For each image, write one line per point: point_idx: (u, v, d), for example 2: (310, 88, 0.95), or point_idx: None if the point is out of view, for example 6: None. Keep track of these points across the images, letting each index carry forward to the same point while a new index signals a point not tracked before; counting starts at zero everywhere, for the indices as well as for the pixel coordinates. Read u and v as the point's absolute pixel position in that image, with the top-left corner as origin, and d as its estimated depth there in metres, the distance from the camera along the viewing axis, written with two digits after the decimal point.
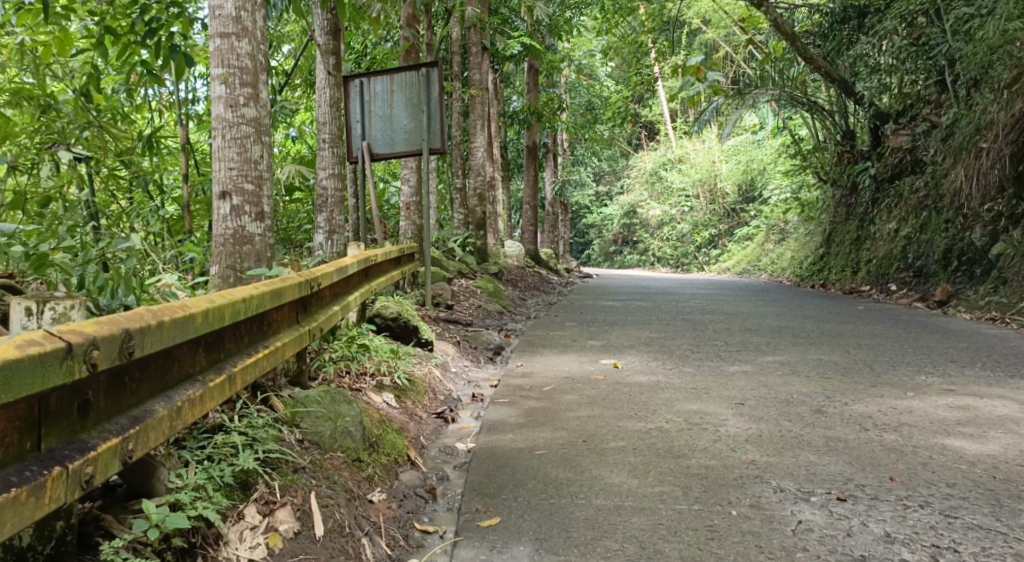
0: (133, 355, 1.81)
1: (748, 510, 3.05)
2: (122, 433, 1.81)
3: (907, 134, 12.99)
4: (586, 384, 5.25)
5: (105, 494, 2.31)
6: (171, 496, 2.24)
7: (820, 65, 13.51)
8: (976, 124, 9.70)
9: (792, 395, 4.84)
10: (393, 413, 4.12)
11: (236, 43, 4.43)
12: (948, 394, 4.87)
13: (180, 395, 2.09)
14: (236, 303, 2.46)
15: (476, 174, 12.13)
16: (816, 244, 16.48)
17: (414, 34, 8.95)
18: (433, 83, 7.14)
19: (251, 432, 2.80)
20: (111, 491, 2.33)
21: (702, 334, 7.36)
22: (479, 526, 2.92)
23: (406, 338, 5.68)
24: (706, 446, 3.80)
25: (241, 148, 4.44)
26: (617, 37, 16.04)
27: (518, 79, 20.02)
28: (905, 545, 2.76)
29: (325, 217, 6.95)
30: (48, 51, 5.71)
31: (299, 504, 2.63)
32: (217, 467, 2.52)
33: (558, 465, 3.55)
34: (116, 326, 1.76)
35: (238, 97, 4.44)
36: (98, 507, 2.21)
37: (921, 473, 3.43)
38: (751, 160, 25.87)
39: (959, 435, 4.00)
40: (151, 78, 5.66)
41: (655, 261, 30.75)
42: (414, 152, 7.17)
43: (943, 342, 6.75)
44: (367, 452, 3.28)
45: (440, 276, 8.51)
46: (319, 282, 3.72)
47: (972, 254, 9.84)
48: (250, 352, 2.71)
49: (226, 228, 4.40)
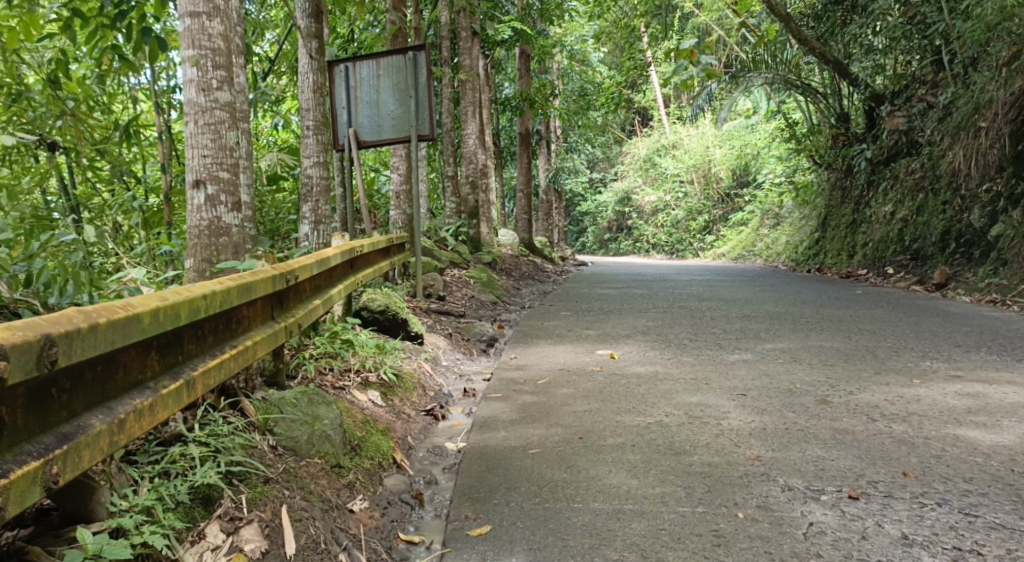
0: (55, 365, 1.62)
1: (755, 511, 2.85)
2: (44, 454, 1.63)
3: (903, 116, 12.51)
4: (581, 376, 5.05)
5: (39, 520, 2.15)
6: (112, 522, 2.06)
7: (816, 46, 13.04)
8: (975, 103, 9.54)
9: (795, 384, 4.63)
10: (378, 412, 3.91)
11: (207, 23, 4.16)
12: (957, 381, 4.68)
13: (124, 404, 1.90)
14: (196, 300, 2.25)
15: (468, 162, 11.88)
16: (811, 229, 16.28)
17: (401, 18, 8.63)
18: (421, 66, 6.88)
19: (212, 442, 2.62)
20: (44, 516, 2.16)
21: (700, 321, 7.17)
22: (467, 535, 2.72)
23: (393, 332, 5.47)
24: (708, 442, 3.59)
25: (215, 134, 4.19)
26: (609, 22, 15.73)
27: (509, 66, 19.70)
28: (925, 549, 2.57)
29: (311, 207, 6.70)
30: (13, 35, 5.40)
31: (267, 519, 2.43)
32: (169, 485, 2.34)
33: (553, 465, 3.35)
34: (33, 332, 1.57)
35: (211, 81, 4.21)
36: (27, 537, 2.04)
37: (936, 467, 3.23)
38: (745, 145, 25.64)
39: (971, 425, 3.80)
40: (124, 62, 5.39)
41: (650, 248, 30.51)
42: (402, 138, 6.91)
43: (947, 326, 6.55)
44: (348, 457, 3.07)
45: (431, 266, 8.28)
46: (297, 274, 3.49)
47: (971, 235, 9.63)
48: (215, 353, 2.50)
49: (201, 219, 4.15)
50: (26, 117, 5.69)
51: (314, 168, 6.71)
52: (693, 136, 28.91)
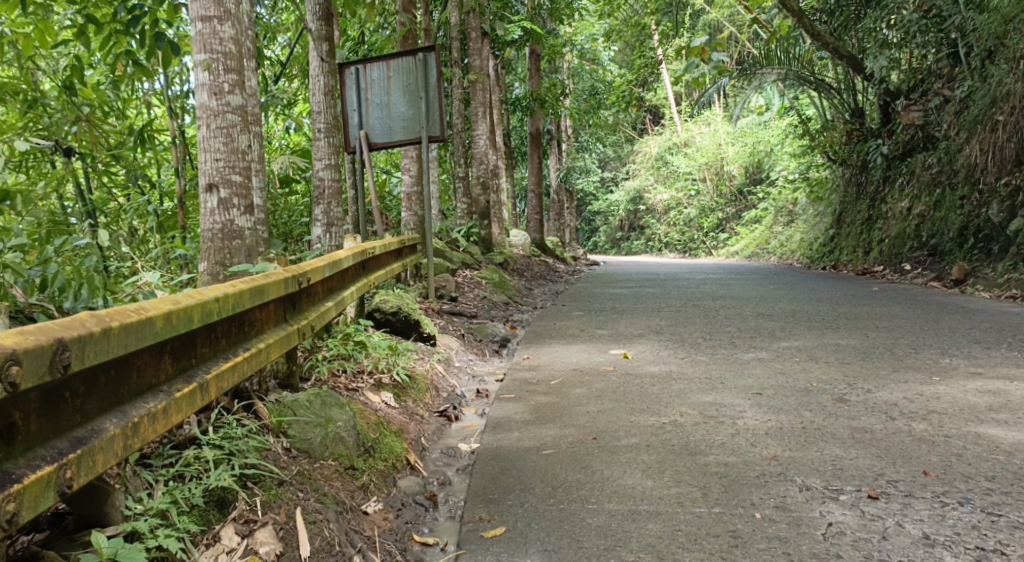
0: (69, 369, 1.62)
1: (773, 512, 2.82)
2: (58, 460, 1.63)
3: (919, 110, 12.44)
4: (595, 376, 5.02)
5: (55, 524, 2.15)
6: (127, 525, 2.06)
7: (829, 41, 12.90)
8: (992, 96, 9.52)
9: (811, 383, 4.59)
10: (391, 413, 3.91)
11: (218, 27, 4.15)
12: (976, 378, 4.62)
13: (138, 408, 1.90)
14: (208, 302, 2.24)
15: (479, 162, 11.84)
16: (826, 226, 16.17)
17: (411, 19, 8.61)
18: (432, 67, 6.87)
19: (227, 445, 2.62)
20: (60, 520, 2.16)
21: (715, 320, 7.12)
22: (482, 537, 2.70)
23: (405, 333, 5.45)
24: (724, 442, 3.56)
25: (227, 138, 4.20)
26: (620, 20, 15.68)
27: (520, 65, 19.67)
28: (947, 549, 2.53)
29: (323, 209, 6.67)
30: (29, 43, 5.41)
31: (282, 522, 2.43)
32: (184, 489, 2.35)
33: (567, 465, 3.33)
34: (44, 336, 1.57)
35: (222, 84, 4.19)
36: (43, 542, 2.04)
37: (957, 465, 3.19)
38: (758, 142, 25.52)
39: (993, 423, 3.75)
40: (138, 68, 5.39)
41: (662, 247, 30.36)
42: (414, 140, 6.91)
43: (966, 323, 6.48)
44: (361, 459, 3.07)
45: (443, 266, 8.26)
46: (309, 276, 3.48)
47: (990, 230, 9.49)
48: (228, 356, 2.49)
49: (214, 223, 4.16)
50: (43, 124, 5.73)
51: (326, 170, 6.69)
52: (706, 134, 28.82)
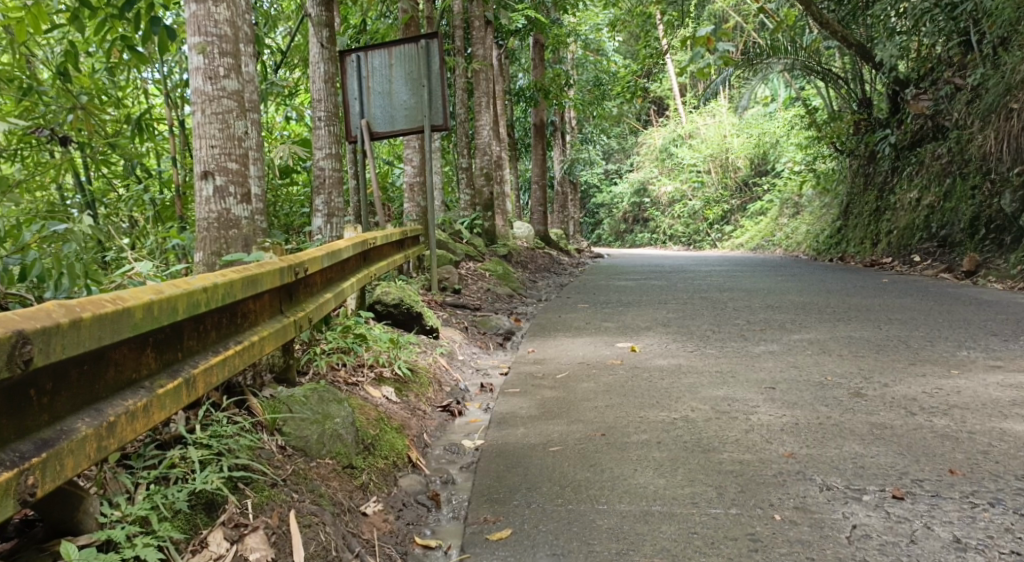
0: (30, 365, 1.48)
1: (793, 513, 2.67)
2: (19, 464, 1.49)
3: (929, 99, 12.32)
4: (602, 370, 4.89)
5: (22, 533, 2.02)
6: (102, 535, 1.94)
7: (839, 29, 12.65)
8: (1006, 84, 9.28)
9: (826, 377, 4.44)
10: (392, 408, 3.77)
11: (213, 9, 4.02)
12: (997, 371, 4.47)
13: (115, 406, 1.77)
14: (195, 292, 2.09)
15: (483, 152, 11.64)
16: (833, 217, 15.99)
17: (414, 6, 8.43)
18: (434, 54, 6.71)
19: (216, 444, 2.49)
20: (28, 528, 2.04)
21: (724, 312, 6.98)
22: (487, 540, 2.57)
23: (407, 326, 5.32)
24: (738, 438, 3.42)
25: (223, 123, 4.04)
26: (625, 10, 15.46)
27: (524, 56, 19.48)
28: (980, 553, 2.39)
29: (323, 200, 6.51)
30: (22, 27, 5.20)
31: (274, 526, 2.30)
32: (167, 492, 2.22)
33: (575, 463, 3.19)
34: (3, 328, 1.42)
35: (217, 68, 4.04)
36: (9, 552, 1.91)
37: (984, 463, 3.05)
38: (763, 133, 25.96)
39: (1018, 418, 3.60)
40: (135, 54, 5.22)
41: (666, 239, 29.95)
42: (415, 129, 6.75)
43: (980, 315, 6.34)
44: (360, 456, 2.94)
45: (447, 258, 8.12)
46: (306, 266, 3.32)
47: (1002, 220, 9.34)
48: (218, 349, 2.35)
49: (209, 211, 4.01)
50: (39, 112, 5.55)
51: (326, 159, 6.50)
52: (710, 126, 28.64)
